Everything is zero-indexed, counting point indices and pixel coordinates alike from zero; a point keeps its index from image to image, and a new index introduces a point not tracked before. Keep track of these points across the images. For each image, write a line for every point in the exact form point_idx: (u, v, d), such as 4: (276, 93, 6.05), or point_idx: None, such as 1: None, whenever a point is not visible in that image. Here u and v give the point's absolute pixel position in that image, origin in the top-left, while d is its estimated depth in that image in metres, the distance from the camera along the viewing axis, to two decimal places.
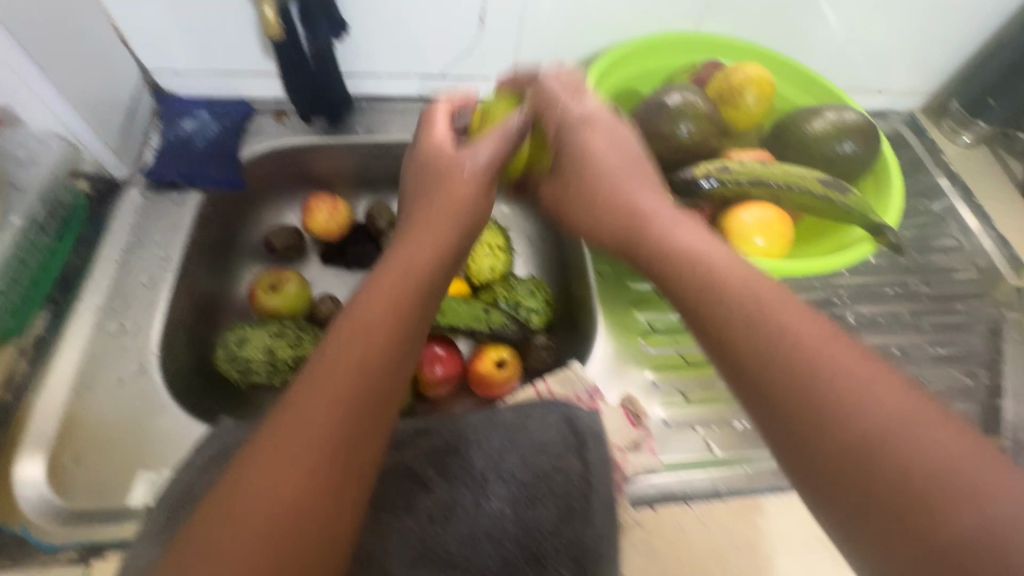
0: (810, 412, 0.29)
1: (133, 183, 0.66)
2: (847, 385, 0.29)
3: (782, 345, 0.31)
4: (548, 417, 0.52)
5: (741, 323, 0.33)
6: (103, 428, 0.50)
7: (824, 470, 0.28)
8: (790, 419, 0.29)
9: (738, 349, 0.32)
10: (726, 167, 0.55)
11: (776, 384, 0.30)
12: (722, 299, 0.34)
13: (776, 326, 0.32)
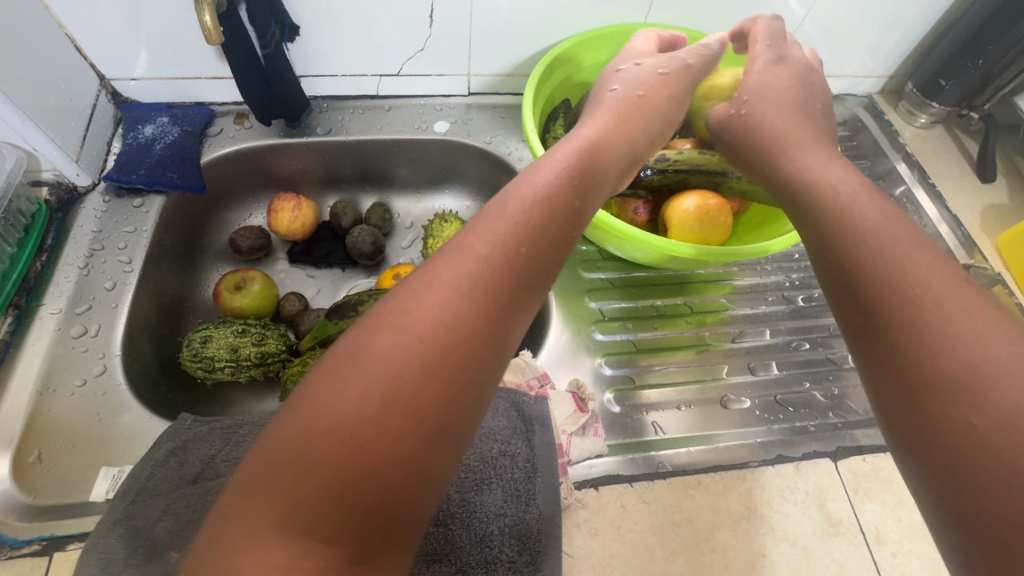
0: (930, 335, 0.30)
1: (96, 189, 0.67)
2: (983, 322, 0.30)
3: (917, 275, 0.32)
4: (497, 405, 0.55)
5: (882, 248, 0.34)
6: (66, 428, 0.52)
7: (945, 382, 0.29)
8: (909, 340, 0.31)
9: (868, 270, 0.34)
10: (665, 155, 0.58)
11: (906, 308, 0.32)
12: (865, 227, 0.36)
13: (914, 258, 0.33)
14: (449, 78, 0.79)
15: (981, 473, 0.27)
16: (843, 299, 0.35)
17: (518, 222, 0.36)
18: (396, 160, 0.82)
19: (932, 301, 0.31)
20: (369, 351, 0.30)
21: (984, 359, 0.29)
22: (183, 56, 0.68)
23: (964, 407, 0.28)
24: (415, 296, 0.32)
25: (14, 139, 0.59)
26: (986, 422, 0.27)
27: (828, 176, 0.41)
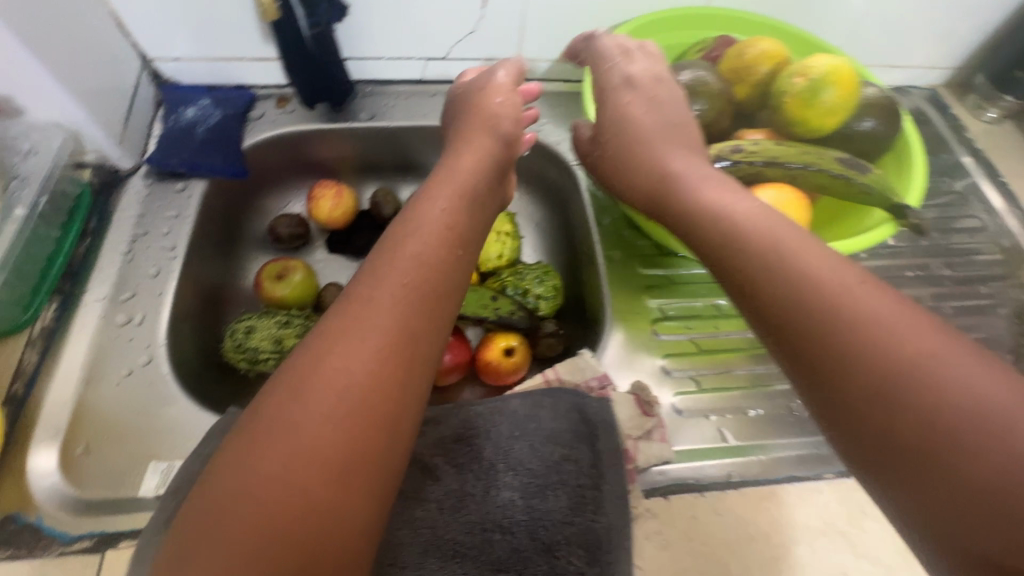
0: (841, 348, 0.31)
1: (138, 172, 0.65)
2: (886, 323, 0.31)
3: (811, 287, 0.33)
4: (557, 406, 0.53)
5: (763, 267, 0.36)
6: (113, 419, 0.50)
7: (867, 399, 0.29)
8: (824, 357, 0.31)
9: (767, 292, 0.35)
10: (738, 148, 0.54)
11: (814, 325, 0.32)
12: (748, 243, 0.37)
13: (806, 267, 0.35)
14: (497, 63, 0.75)
15: (930, 484, 0.27)
16: (758, 317, 0.36)
17: (421, 253, 0.38)
18: (438, 147, 0.79)
19: (839, 312, 0.32)
20: (287, 407, 0.31)
21: (902, 363, 0.29)
22: (227, 36, 0.66)
23: (898, 419, 0.28)
24: (322, 344, 0.33)
25: (59, 118, 0.56)
26: (923, 430, 0.28)
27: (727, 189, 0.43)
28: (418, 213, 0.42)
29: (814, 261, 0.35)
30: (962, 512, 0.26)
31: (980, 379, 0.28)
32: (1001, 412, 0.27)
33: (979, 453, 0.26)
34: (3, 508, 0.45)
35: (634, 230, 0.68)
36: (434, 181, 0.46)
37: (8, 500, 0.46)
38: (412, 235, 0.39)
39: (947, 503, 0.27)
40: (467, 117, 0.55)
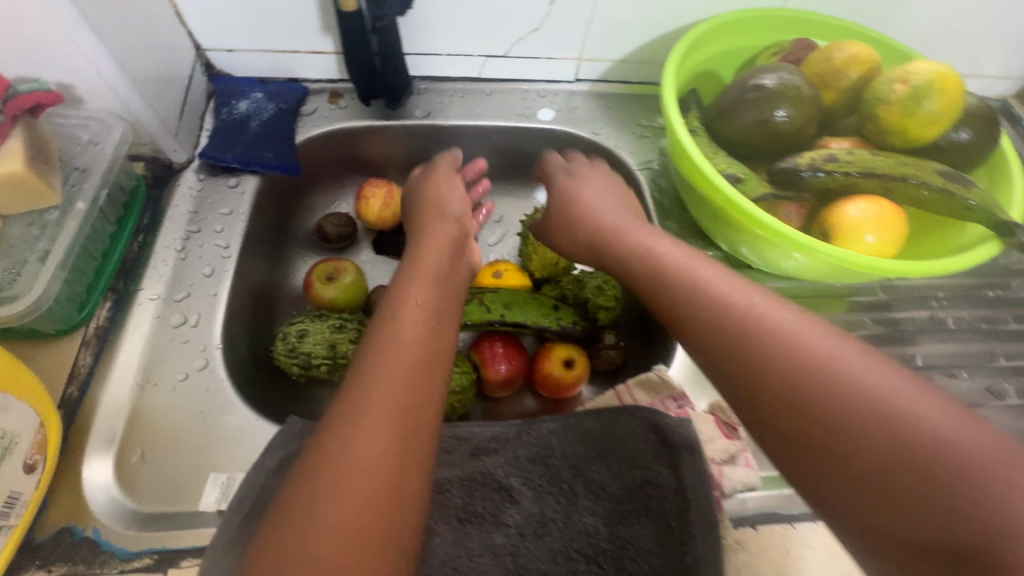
0: (751, 365, 0.32)
1: (190, 166, 0.63)
2: (789, 333, 0.32)
3: (723, 310, 0.35)
4: (634, 425, 0.49)
5: (684, 299, 0.38)
6: (170, 426, 0.48)
7: (778, 412, 0.30)
8: (737, 376, 0.33)
9: (684, 317, 0.37)
10: (833, 157, 0.51)
11: (726, 345, 0.34)
12: (674, 279, 0.39)
13: (719, 291, 0.36)
14: (557, 62, 0.72)
15: (835, 484, 0.28)
16: (682, 339, 0.37)
17: (407, 322, 0.40)
18: (491, 147, 0.76)
19: (747, 330, 0.33)
20: (292, 524, 0.31)
21: (801, 368, 0.30)
22: (286, 27, 0.64)
23: (803, 424, 0.29)
24: (322, 456, 0.33)
25: (117, 108, 0.53)
26: (823, 432, 0.28)
27: (665, 242, 0.45)
28: (400, 294, 0.42)
29: (727, 286, 0.36)
30: (861, 507, 0.27)
31: (874, 374, 0.29)
32: (892, 406, 0.27)
33: (875, 446, 0.27)
34: (57, 519, 0.43)
35: (702, 240, 0.67)
36: (405, 266, 0.47)
37: (62, 510, 0.43)
38: (393, 320, 0.40)
39: (847, 498, 0.27)
40: (416, 215, 0.59)
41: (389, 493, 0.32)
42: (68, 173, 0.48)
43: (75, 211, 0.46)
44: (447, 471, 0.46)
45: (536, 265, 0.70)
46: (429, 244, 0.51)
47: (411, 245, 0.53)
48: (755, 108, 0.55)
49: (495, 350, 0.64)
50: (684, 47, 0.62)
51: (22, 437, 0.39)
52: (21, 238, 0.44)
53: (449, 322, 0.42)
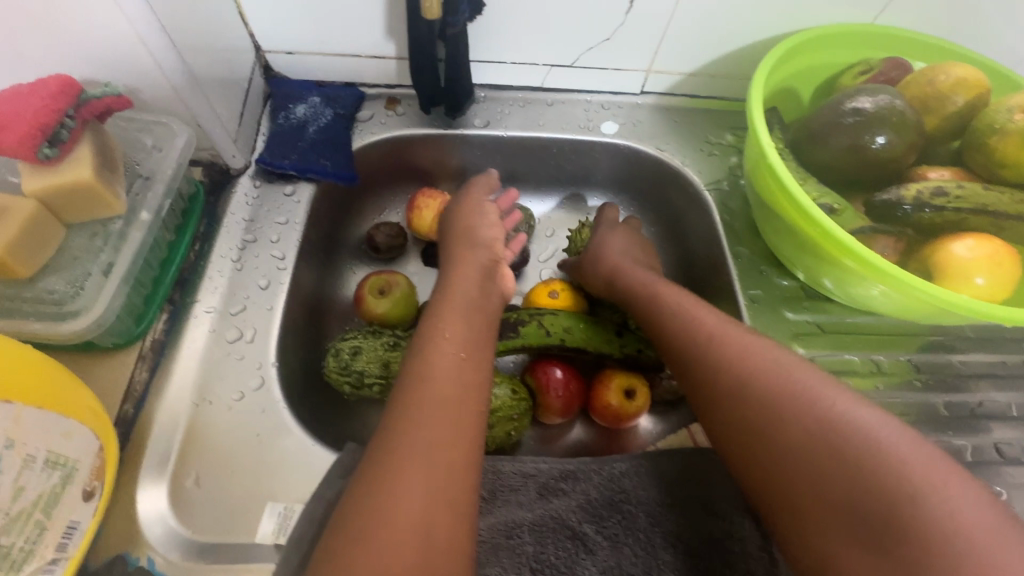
0: (717, 380, 0.40)
1: (246, 172, 0.61)
2: (750, 352, 0.40)
3: (701, 336, 0.43)
4: (712, 472, 0.46)
5: (672, 326, 0.46)
6: (225, 449, 0.46)
7: (735, 413, 0.39)
8: (707, 389, 0.41)
9: (703, 374, 0.41)
10: (942, 189, 0.47)
11: (701, 363, 0.42)
12: (694, 331, 0.44)
13: (698, 321, 0.45)
14: (624, 74, 0.69)
15: (773, 468, 0.36)
16: (667, 358, 0.46)
17: (444, 354, 0.44)
18: (549, 159, 0.73)
19: (716, 351, 0.41)
20: (351, 549, 0.34)
21: (752, 378, 0.38)
22: (349, 30, 0.61)
23: (752, 422, 0.37)
24: (372, 485, 0.36)
25: (180, 112, 0.51)
26: (766, 428, 0.36)
27: (658, 284, 0.52)
28: (432, 329, 0.46)
29: (709, 316, 0.45)
30: (793, 486, 0.35)
31: (809, 382, 0.37)
32: (820, 406, 0.35)
33: (805, 438, 0.34)
34: (111, 546, 0.41)
35: (776, 268, 0.63)
36: (435, 302, 0.50)
37: (116, 534, 0.41)
38: (427, 357, 0.43)
39: (784, 479, 0.35)
40: (448, 239, 0.59)
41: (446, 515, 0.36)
42: (132, 180, 0.46)
43: (139, 222, 0.44)
44: (517, 513, 0.44)
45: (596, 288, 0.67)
46: (457, 271, 0.53)
47: (442, 276, 0.54)
48: (850, 132, 0.51)
49: (554, 376, 0.60)
50: (768, 63, 0.58)
51: (82, 464, 0.36)
52: (83, 249, 0.42)
53: (476, 361, 0.45)
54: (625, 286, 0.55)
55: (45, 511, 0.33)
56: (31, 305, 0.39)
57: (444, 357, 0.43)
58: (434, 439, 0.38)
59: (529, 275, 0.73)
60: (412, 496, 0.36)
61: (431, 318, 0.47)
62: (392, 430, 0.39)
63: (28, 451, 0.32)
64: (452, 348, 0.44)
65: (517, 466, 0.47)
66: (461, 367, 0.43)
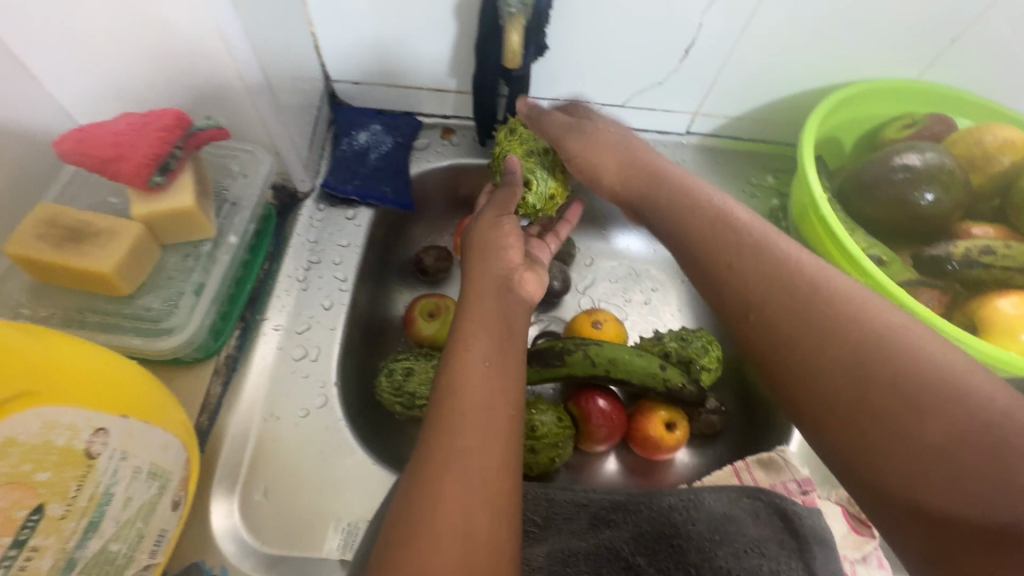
0: (804, 336, 0.33)
1: (312, 195, 0.63)
2: (853, 305, 0.33)
3: (781, 280, 0.36)
4: (757, 509, 0.48)
5: (737, 266, 0.38)
6: (292, 464, 0.48)
7: (832, 377, 0.31)
8: (789, 346, 0.34)
9: (772, 320, 0.35)
10: (990, 248, 0.50)
11: (784, 314, 0.34)
12: (765, 264, 0.37)
13: (780, 258, 0.37)
14: (673, 115, 0.71)
15: (882, 446, 0.29)
16: (727, 303, 0.38)
17: (476, 356, 0.43)
18: None
19: (803, 302, 0.34)
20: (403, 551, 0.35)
21: (856, 337, 0.31)
22: (416, 65, 0.65)
23: (855, 388, 0.30)
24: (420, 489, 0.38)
25: (262, 141, 0.53)
26: (877, 397, 0.30)
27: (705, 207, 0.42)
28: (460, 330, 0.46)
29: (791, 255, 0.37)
30: (902, 470, 0.28)
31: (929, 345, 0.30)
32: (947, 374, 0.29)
33: (931, 412, 0.28)
34: (186, 554, 0.42)
35: None
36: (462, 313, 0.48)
37: (191, 544, 0.43)
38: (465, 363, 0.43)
39: (891, 458, 0.29)
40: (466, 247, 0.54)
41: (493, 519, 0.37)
42: (221, 205, 0.50)
43: (226, 245, 0.47)
44: (569, 541, 0.47)
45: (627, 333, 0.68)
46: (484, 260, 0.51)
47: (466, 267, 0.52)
48: (900, 186, 0.53)
49: (597, 407, 0.62)
50: (818, 114, 0.60)
51: (173, 476, 0.38)
52: (177, 269, 0.44)
53: (505, 365, 0.43)
54: (659, 213, 0.45)
55: (143, 519, 0.35)
56: (130, 321, 0.42)
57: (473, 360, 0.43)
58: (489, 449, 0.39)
59: (569, 303, 0.76)
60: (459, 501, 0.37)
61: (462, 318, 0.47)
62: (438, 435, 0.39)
63: (136, 462, 0.34)
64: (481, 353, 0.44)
65: (570, 495, 0.50)
66: (489, 376, 0.42)
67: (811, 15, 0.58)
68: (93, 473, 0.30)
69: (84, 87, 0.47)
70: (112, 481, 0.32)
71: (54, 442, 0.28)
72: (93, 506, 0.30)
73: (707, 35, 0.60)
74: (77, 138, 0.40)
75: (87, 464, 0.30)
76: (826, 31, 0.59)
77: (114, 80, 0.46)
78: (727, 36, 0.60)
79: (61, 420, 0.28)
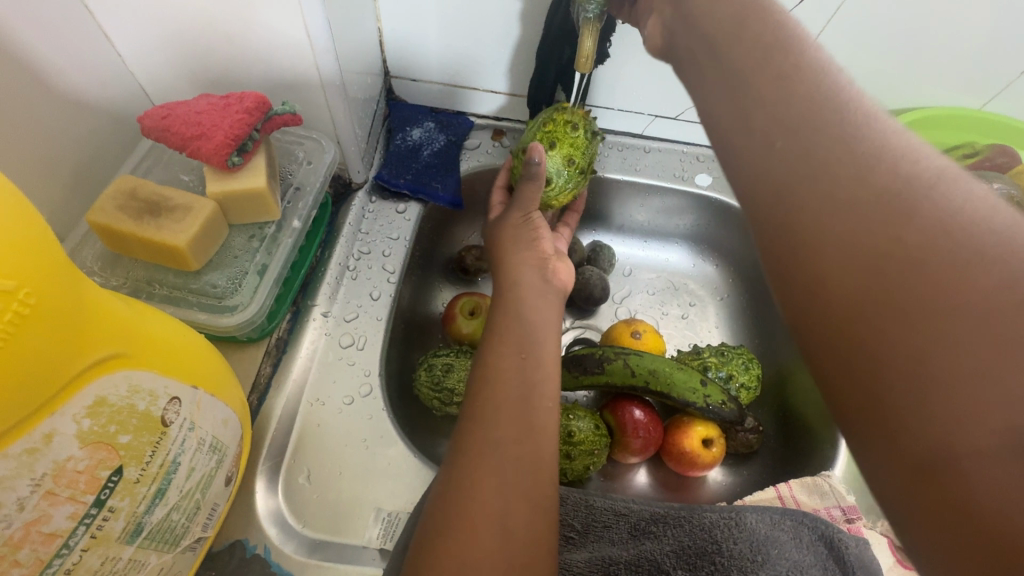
0: (823, 204, 0.27)
1: (364, 187, 0.64)
2: (900, 168, 0.26)
3: (830, 150, 0.28)
4: (801, 533, 0.46)
5: (768, 120, 0.31)
6: (335, 450, 0.48)
7: (851, 248, 0.26)
8: (802, 216, 0.28)
9: (792, 195, 0.29)
10: None
11: (806, 176, 0.28)
12: (818, 125, 0.29)
13: (843, 126, 0.28)
14: None
15: (881, 334, 0.24)
16: (751, 162, 0.32)
17: (511, 353, 0.44)
18: (639, 202, 0.75)
19: (836, 159, 0.27)
20: (439, 541, 0.36)
21: (891, 195, 0.25)
22: (475, 65, 0.65)
23: (869, 269, 0.25)
24: (455, 484, 0.38)
25: (326, 130, 0.54)
26: (894, 270, 0.24)
27: (770, 56, 0.33)
28: (499, 328, 0.46)
29: (844, 105, 0.29)
30: (899, 371, 0.23)
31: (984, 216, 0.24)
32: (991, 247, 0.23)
33: (959, 291, 0.22)
34: (231, 531, 0.43)
35: None
36: (499, 306, 0.48)
37: (234, 521, 0.43)
38: (507, 359, 0.43)
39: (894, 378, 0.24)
40: (497, 243, 0.54)
41: (531, 519, 0.37)
42: (287, 189, 0.50)
43: (289, 228, 0.47)
44: (609, 549, 0.47)
45: (656, 339, 0.67)
46: (521, 260, 0.51)
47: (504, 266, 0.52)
48: None
49: (633, 419, 0.61)
50: None
51: (229, 452, 0.38)
52: (242, 248, 0.45)
53: (544, 359, 0.44)
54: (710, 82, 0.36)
55: (201, 491, 0.35)
56: (195, 296, 0.43)
57: (510, 357, 0.43)
58: (532, 448, 0.39)
59: (605, 312, 0.75)
60: (495, 496, 0.37)
61: (501, 317, 0.47)
62: (477, 429, 0.40)
63: (201, 434, 0.34)
64: (518, 350, 0.44)
65: (610, 503, 0.50)
66: (523, 369, 0.43)
67: (878, 39, 0.57)
68: (166, 441, 0.30)
69: (165, 65, 0.48)
70: (180, 450, 0.32)
71: (137, 407, 0.28)
72: (162, 474, 0.31)
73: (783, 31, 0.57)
74: (162, 115, 0.41)
75: (162, 431, 0.30)
76: (892, 56, 0.59)
77: (195, 61, 0.48)
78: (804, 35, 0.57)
79: (143, 385, 0.28)
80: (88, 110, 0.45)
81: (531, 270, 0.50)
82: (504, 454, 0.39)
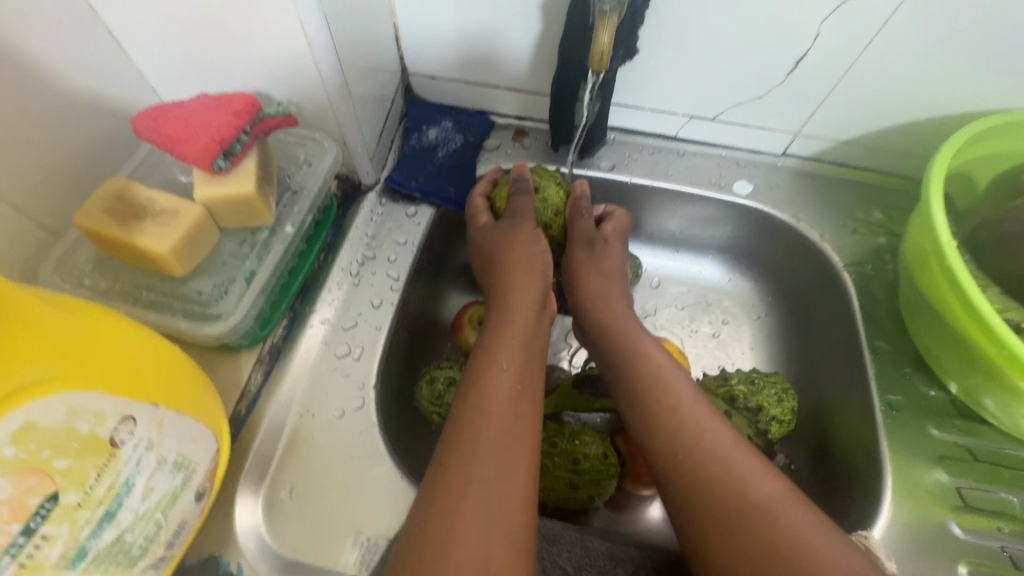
0: (697, 486, 0.38)
1: (375, 189, 0.62)
2: (725, 452, 0.39)
3: (693, 440, 0.40)
4: None
5: (647, 402, 0.43)
6: (321, 466, 0.46)
7: (718, 528, 0.36)
8: (683, 494, 0.39)
9: (675, 472, 0.40)
10: None
11: (682, 462, 0.39)
12: (680, 417, 0.41)
13: (692, 420, 0.41)
14: (769, 133, 0.64)
15: None
16: (650, 454, 0.42)
17: (501, 377, 0.41)
18: (670, 210, 0.69)
19: (695, 452, 0.39)
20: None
21: (741, 506, 0.36)
22: (496, 62, 0.62)
23: (734, 549, 0.35)
24: (430, 517, 0.35)
25: (330, 130, 0.52)
26: (749, 547, 0.35)
27: (641, 344, 0.47)
28: (488, 349, 0.43)
29: (706, 431, 0.40)
30: None
31: (800, 523, 0.35)
32: (818, 553, 0.33)
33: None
34: (206, 546, 0.42)
35: (924, 374, 0.55)
36: (491, 326, 0.45)
37: (211, 536, 0.42)
38: (493, 386, 0.40)
39: None
40: (501, 255, 0.50)
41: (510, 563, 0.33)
42: (283, 193, 0.49)
43: (282, 234, 0.46)
44: None
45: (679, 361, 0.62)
46: (518, 278, 0.49)
47: (497, 284, 0.49)
48: None
49: None
50: (951, 147, 0.52)
51: (199, 468, 0.35)
52: (231, 254, 0.44)
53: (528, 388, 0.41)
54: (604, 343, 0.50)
55: (163, 511, 0.33)
56: (181, 304, 0.42)
57: (501, 383, 0.40)
58: (514, 487, 0.36)
59: None
60: (475, 533, 0.34)
61: (492, 336, 0.45)
62: (456, 456, 0.37)
63: (163, 453, 0.32)
64: (508, 376, 0.41)
65: (607, 546, 0.45)
66: (515, 399, 0.40)
67: (955, 31, 0.49)
68: (115, 463, 0.29)
69: (168, 62, 0.47)
70: (135, 471, 0.30)
71: (78, 429, 0.27)
72: (111, 495, 0.29)
73: (846, 19, 0.50)
74: (153, 116, 0.40)
75: (111, 452, 0.29)
76: (972, 51, 0.50)
77: (196, 59, 0.46)
78: (869, 21, 0.50)
79: (86, 406, 0.28)
80: (90, 112, 0.45)
81: (526, 290, 0.48)
82: (489, 489, 0.35)
